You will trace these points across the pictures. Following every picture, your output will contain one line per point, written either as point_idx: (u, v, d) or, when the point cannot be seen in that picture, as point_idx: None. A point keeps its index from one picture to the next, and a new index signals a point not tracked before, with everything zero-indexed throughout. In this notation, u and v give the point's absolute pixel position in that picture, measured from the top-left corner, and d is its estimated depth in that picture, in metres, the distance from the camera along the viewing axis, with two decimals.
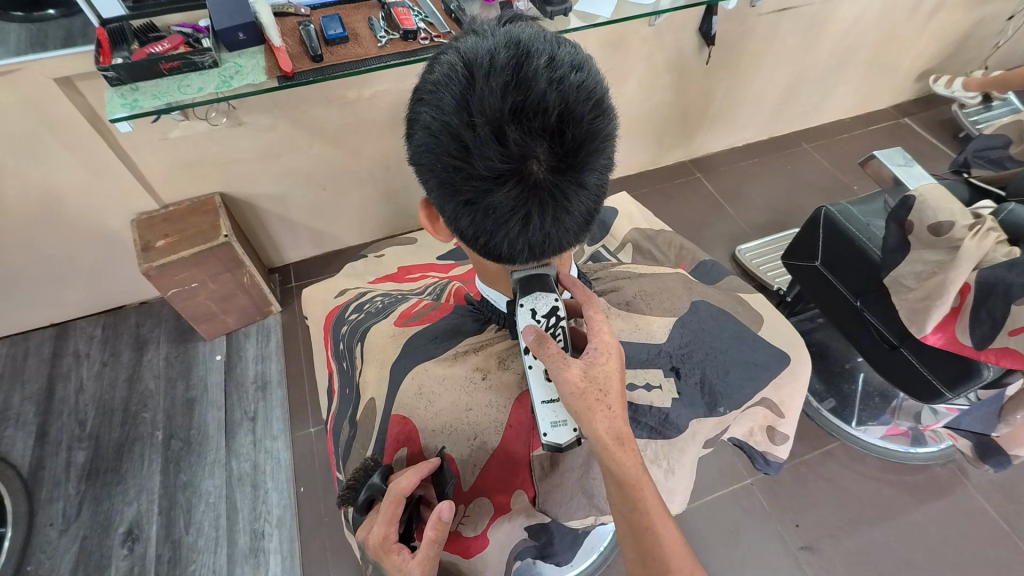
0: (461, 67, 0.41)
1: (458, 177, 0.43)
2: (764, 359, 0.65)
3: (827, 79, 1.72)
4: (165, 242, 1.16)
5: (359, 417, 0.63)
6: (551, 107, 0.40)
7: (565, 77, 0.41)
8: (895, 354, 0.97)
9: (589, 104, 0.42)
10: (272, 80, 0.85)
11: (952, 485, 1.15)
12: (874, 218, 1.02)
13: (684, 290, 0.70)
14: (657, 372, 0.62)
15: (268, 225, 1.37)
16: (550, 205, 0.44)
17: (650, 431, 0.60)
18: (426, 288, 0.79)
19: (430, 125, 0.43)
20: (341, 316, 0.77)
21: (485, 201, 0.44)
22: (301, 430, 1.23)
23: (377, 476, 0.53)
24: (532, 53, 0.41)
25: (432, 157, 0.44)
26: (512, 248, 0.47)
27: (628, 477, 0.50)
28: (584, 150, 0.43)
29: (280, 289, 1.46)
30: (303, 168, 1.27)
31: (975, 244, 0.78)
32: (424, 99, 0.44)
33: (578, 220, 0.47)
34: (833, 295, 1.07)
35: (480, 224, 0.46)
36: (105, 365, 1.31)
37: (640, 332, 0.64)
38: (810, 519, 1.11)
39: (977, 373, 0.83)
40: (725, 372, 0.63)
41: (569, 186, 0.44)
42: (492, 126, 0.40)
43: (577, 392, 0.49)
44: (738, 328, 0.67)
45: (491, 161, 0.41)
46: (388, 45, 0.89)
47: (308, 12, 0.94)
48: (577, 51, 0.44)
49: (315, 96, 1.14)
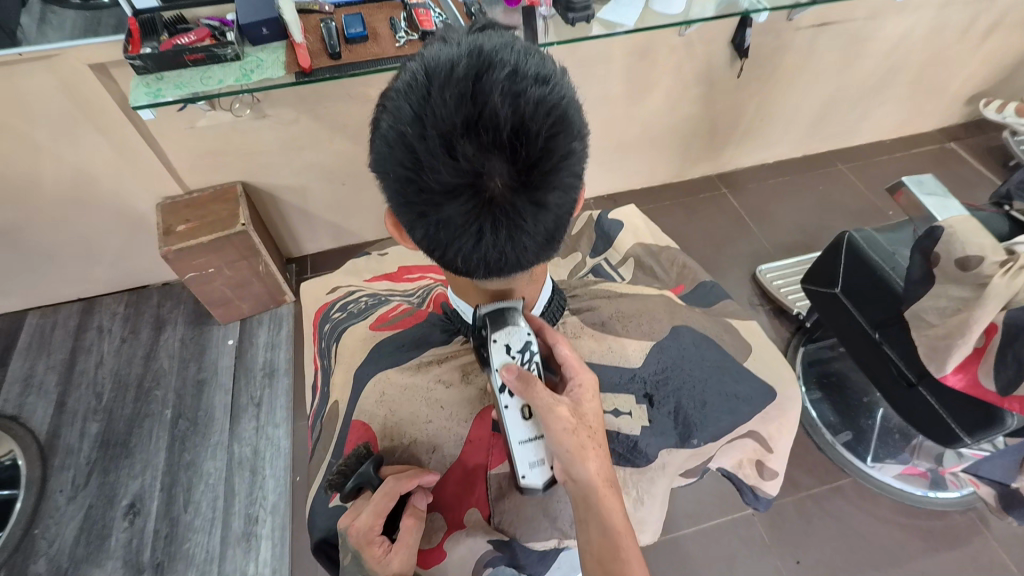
0: (421, 76, 0.41)
1: (410, 190, 0.43)
2: (746, 392, 0.63)
3: (868, 98, 1.65)
4: (185, 227, 1.20)
5: (336, 415, 0.63)
6: (506, 124, 0.39)
7: (523, 92, 0.40)
8: (912, 393, 0.92)
9: (547, 121, 0.41)
10: (291, 75, 0.87)
11: (970, 535, 1.08)
12: (900, 247, 0.97)
13: (668, 312, 0.68)
14: (628, 399, 0.60)
15: (287, 215, 1.40)
16: (504, 222, 0.43)
17: (618, 458, 0.59)
18: (414, 291, 0.79)
19: (386, 133, 0.42)
20: (327, 313, 0.77)
21: (438, 214, 0.43)
22: (302, 419, 1.24)
23: (366, 468, 0.52)
24: (493, 67, 0.40)
25: (386, 167, 0.44)
26: (466, 264, 0.47)
27: (612, 517, 0.52)
28: (542, 169, 0.42)
29: (295, 279, 1.49)
30: (323, 163, 1.29)
31: (1005, 283, 0.72)
32: (385, 106, 0.44)
33: (538, 238, 0.46)
34: (852, 326, 1.02)
35: (435, 236, 0.45)
36: (125, 342, 1.36)
37: (614, 354, 0.62)
38: (812, 556, 1.06)
39: (1001, 421, 0.76)
40: (702, 404, 0.61)
41: (524, 205, 0.43)
42: (443, 142, 0.40)
43: (570, 433, 0.50)
44: (721, 358, 0.64)
45: (442, 175, 0.41)
46: (406, 45, 0.90)
47: (331, 10, 0.95)
48: (545, 65, 0.43)
49: (337, 92, 1.15)
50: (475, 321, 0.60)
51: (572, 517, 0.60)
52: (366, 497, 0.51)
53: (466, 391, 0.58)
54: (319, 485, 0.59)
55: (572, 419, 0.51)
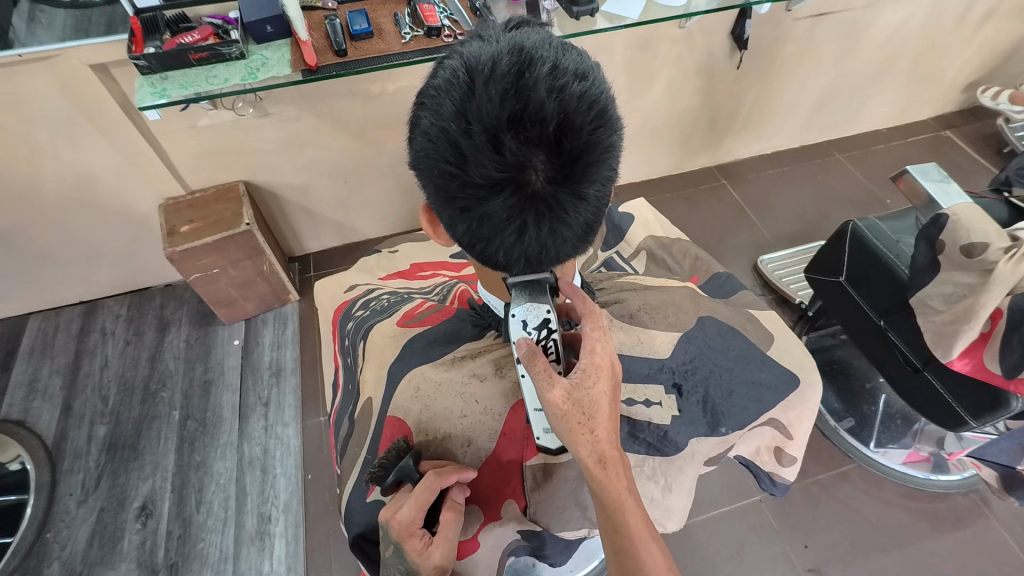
0: (463, 72, 0.41)
1: (454, 186, 0.43)
2: (771, 380, 0.63)
3: (865, 88, 1.66)
4: (189, 227, 1.19)
5: (365, 412, 0.64)
6: (550, 118, 0.40)
7: (566, 87, 0.40)
8: (918, 378, 0.93)
9: (590, 114, 0.41)
10: (296, 73, 0.87)
11: (973, 516, 1.10)
12: (904, 236, 0.98)
13: (693, 305, 0.69)
14: (658, 389, 0.60)
15: (290, 213, 1.39)
16: (547, 216, 0.44)
17: (648, 447, 0.59)
18: (435, 289, 0.79)
19: (428, 130, 0.43)
20: (347, 311, 0.78)
21: (481, 209, 0.43)
22: (311, 418, 1.25)
23: (408, 464, 0.53)
24: (535, 61, 0.40)
25: (428, 163, 0.44)
26: (506, 257, 0.47)
27: (609, 499, 0.50)
28: (584, 161, 0.42)
29: (299, 278, 1.49)
30: (325, 161, 1.29)
31: (1009, 269, 0.74)
32: (424, 101, 0.44)
33: (577, 231, 0.46)
34: (857, 314, 1.03)
35: (476, 231, 0.45)
36: (129, 344, 1.35)
37: (643, 346, 0.63)
38: (820, 541, 1.08)
39: (1005, 404, 0.79)
40: (729, 393, 0.62)
41: (567, 198, 0.43)
42: (488, 137, 0.40)
43: (559, 415, 0.49)
44: (746, 347, 0.65)
45: (487, 170, 0.41)
46: (411, 41, 0.90)
47: (334, 6, 0.95)
48: (583, 58, 0.44)
49: (340, 90, 1.15)
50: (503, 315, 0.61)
51: None
52: (405, 490, 0.52)
53: (502, 385, 0.58)
54: (355, 480, 0.59)
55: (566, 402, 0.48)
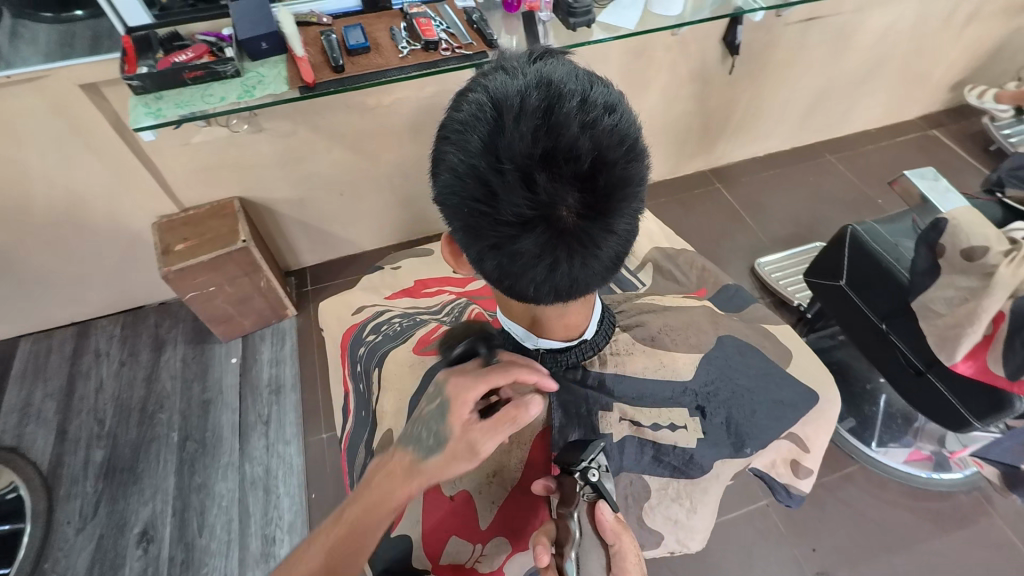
0: (491, 109, 0.41)
1: (485, 223, 0.42)
2: (790, 399, 0.64)
3: (854, 90, 1.68)
4: (184, 245, 1.18)
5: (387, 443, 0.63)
6: (581, 153, 0.40)
7: (595, 120, 0.41)
8: (921, 381, 0.94)
9: (620, 150, 0.41)
10: (294, 90, 0.85)
11: (976, 514, 1.11)
12: (903, 239, 0.98)
13: (710, 325, 0.69)
14: (682, 412, 0.60)
15: (286, 228, 1.38)
16: (579, 250, 0.44)
17: (674, 470, 0.59)
18: (445, 309, 0.78)
19: (456, 167, 0.42)
20: (358, 337, 0.77)
21: (513, 246, 0.43)
22: (314, 435, 1.23)
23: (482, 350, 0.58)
24: (563, 95, 0.41)
25: (455, 199, 0.43)
26: (536, 291, 0.47)
27: None
28: (614, 195, 0.42)
29: (296, 293, 1.47)
30: (321, 175, 1.28)
31: (1009, 272, 0.76)
32: (447, 136, 0.43)
33: (606, 263, 0.47)
34: (858, 319, 1.04)
35: (507, 267, 0.45)
36: (124, 365, 1.33)
37: (665, 369, 0.63)
38: (828, 545, 1.08)
39: (1008, 405, 0.80)
40: (752, 413, 0.62)
41: (599, 232, 0.43)
42: (519, 172, 0.40)
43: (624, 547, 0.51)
44: (765, 364, 0.66)
45: (518, 206, 0.41)
46: (409, 56, 0.90)
47: (330, 21, 0.94)
48: (608, 92, 0.44)
49: (335, 104, 1.14)
50: (528, 344, 0.60)
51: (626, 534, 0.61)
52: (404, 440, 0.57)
53: (528, 415, 0.60)
54: None
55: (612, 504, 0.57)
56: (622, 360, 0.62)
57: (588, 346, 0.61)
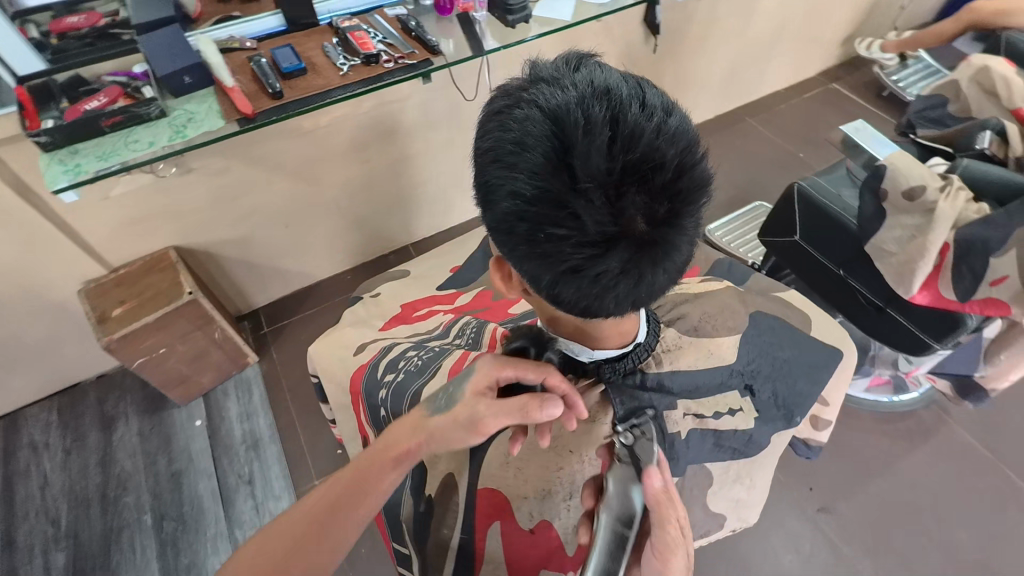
0: (557, 131, 0.41)
1: (567, 248, 0.42)
2: (820, 361, 0.65)
3: (763, 54, 1.79)
4: (122, 309, 1.07)
5: (446, 488, 0.63)
6: (652, 160, 0.41)
7: (658, 125, 0.42)
8: (882, 316, 1.02)
9: (686, 153, 0.43)
10: (232, 123, 0.78)
11: (938, 425, 1.23)
12: (843, 188, 1.05)
13: (741, 304, 0.68)
14: (734, 395, 0.60)
15: (232, 271, 1.28)
16: (659, 258, 0.44)
17: (734, 453, 0.60)
18: (453, 331, 0.76)
19: (529, 195, 0.42)
20: (371, 378, 0.71)
21: (597, 267, 0.43)
22: (305, 484, 1.16)
23: (530, 347, 0.59)
24: (622, 106, 0.42)
25: (525, 223, 0.43)
26: (612, 306, 0.47)
27: None
28: (686, 199, 0.44)
29: (254, 337, 1.37)
30: (264, 209, 1.19)
31: (949, 206, 0.84)
32: (503, 159, 0.43)
33: (678, 267, 0.48)
34: (814, 268, 1.11)
35: (587, 290, 0.45)
36: (70, 454, 1.18)
37: (713, 358, 0.62)
38: (825, 482, 1.17)
39: (962, 324, 0.89)
40: (794, 384, 0.63)
41: (676, 237, 0.44)
42: (597, 186, 0.40)
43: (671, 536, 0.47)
44: (796, 335, 0.66)
45: (600, 222, 0.41)
46: (351, 72, 0.83)
47: (255, 44, 0.85)
48: (656, 99, 0.46)
49: (270, 133, 1.06)
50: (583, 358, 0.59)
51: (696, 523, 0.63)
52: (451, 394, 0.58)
53: (595, 432, 0.57)
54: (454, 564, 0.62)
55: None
56: (674, 356, 0.61)
57: (643, 348, 0.60)
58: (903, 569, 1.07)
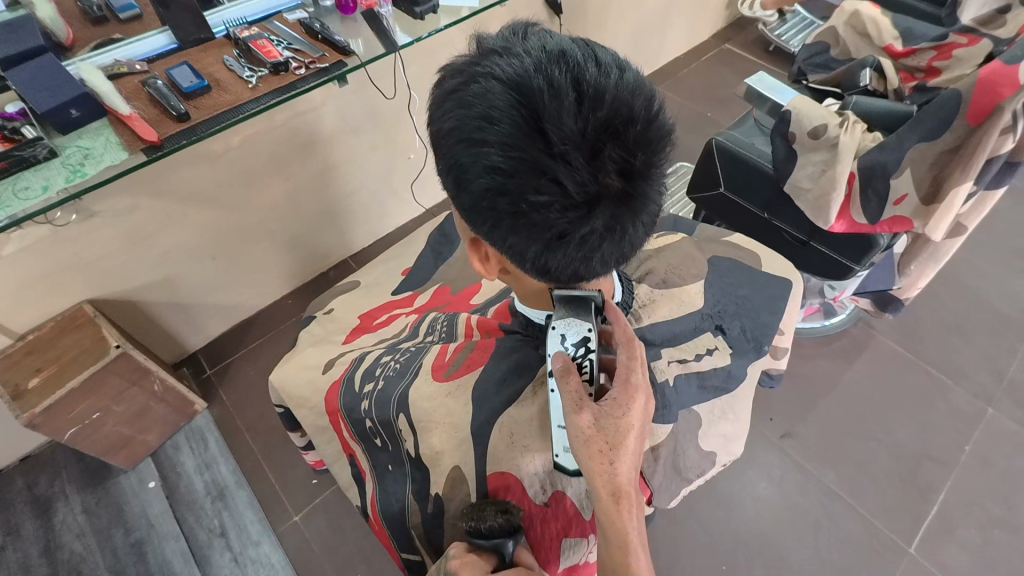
0: (524, 100, 0.42)
1: (553, 213, 0.43)
2: (777, 293, 0.69)
3: (660, 23, 1.86)
4: (41, 380, 0.96)
5: (455, 480, 0.58)
6: (622, 112, 0.42)
7: (618, 80, 0.43)
8: (807, 250, 1.10)
9: (649, 104, 0.45)
10: (138, 155, 0.69)
11: (867, 340, 1.36)
12: (754, 137, 1.13)
13: (699, 252, 0.71)
14: (708, 336, 0.63)
15: (159, 316, 1.18)
16: (638, 210, 0.46)
17: (718, 391, 0.61)
18: (422, 330, 0.75)
19: (508, 167, 0.42)
20: (352, 390, 0.68)
21: (585, 226, 0.44)
22: (284, 523, 1.12)
23: (509, 547, 0.51)
24: (579, 66, 0.43)
25: (506, 196, 0.44)
26: (600, 264, 0.49)
27: (617, 532, 0.48)
28: (656, 149, 0.45)
29: (197, 382, 1.28)
30: (186, 245, 1.11)
31: (848, 138, 0.93)
32: (472, 136, 0.43)
33: (654, 216, 0.50)
34: (741, 216, 1.18)
35: (577, 251, 0.46)
36: (5, 549, 1.05)
37: (685, 306, 0.64)
38: (779, 410, 1.27)
39: (875, 244, 0.99)
40: (757, 317, 0.66)
41: (651, 187, 0.46)
42: (573, 147, 0.41)
43: (582, 440, 0.48)
44: (752, 273, 0.70)
45: (580, 181, 0.42)
46: (261, 83, 0.77)
47: (146, 66, 0.76)
48: (608, 57, 0.47)
49: (179, 162, 0.99)
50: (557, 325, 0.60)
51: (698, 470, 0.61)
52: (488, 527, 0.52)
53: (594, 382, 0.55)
54: None
55: (589, 428, 0.48)
56: (650, 310, 0.63)
57: (623, 306, 0.62)
58: (858, 472, 1.18)
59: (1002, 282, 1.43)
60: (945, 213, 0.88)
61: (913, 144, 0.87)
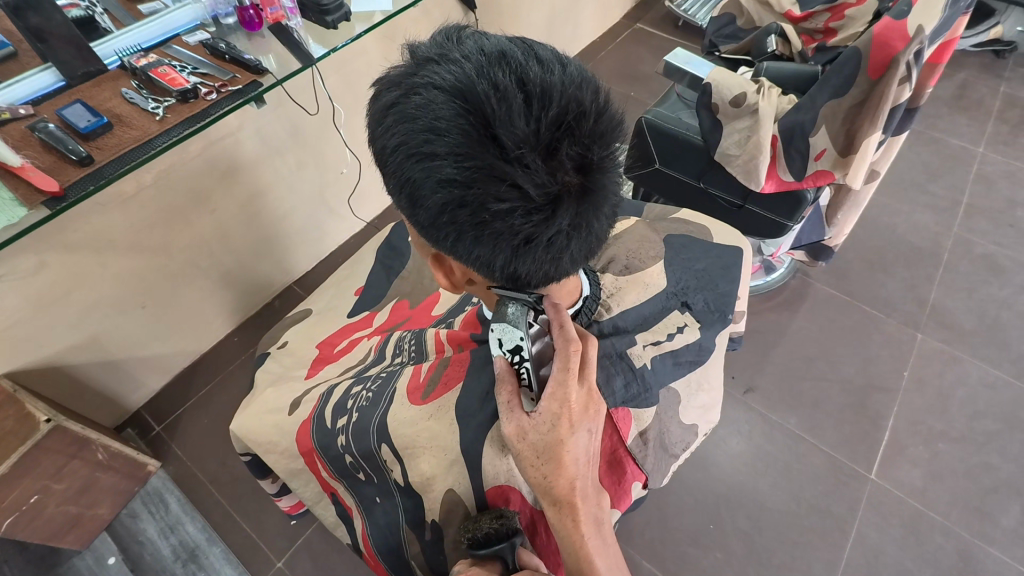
0: (471, 108, 0.41)
1: (516, 220, 0.43)
2: (731, 262, 0.71)
3: (574, 9, 1.89)
4: None
5: (446, 500, 0.56)
6: (572, 106, 0.42)
7: (563, 75, 0.43)
8: (741, 215, 1.16)
9: (597, 96, 0.44)
10: (38, 209, 0.62)
11: (806, 289, 1.44)
12: (681, 111, 1.16)
13: (653, 232, 0.73)
14: (676, 314, 0.64)
15: (90, 378, 1.08)
16: (601, 203, 0.46)
17: (692, 365, 0.63)
18: (389, 352, 0.73)
19: (464, 178, 0.41)
20: (324, 427, 0.65)
21: (550, 228, 0.44)
22: (266, 572, 1.06)
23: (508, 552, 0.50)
24: (522, 66, 0.42)
25: (467, 207, 0.43)
26: (569, 263, 0.49)
27: (564, 540, 0.49)
28: (609, 140, 0.45)
29: (146, 441, 1.19)
30: (108, 299, 1.02)
31: (767, 104, 0.98)
32: (422, 150, 0.42)
33: (615, 206, 0.50)
34: (676, 189, 1.22)
35: (545, 252, 0.46)
36: None
37: (651, 288, 0.65)
38: (737, 367, 1.33)
39: (802, 200, 1.05)
40: (717, 288, 0.68)
41: (609, 178, 0.46)
42: (528, 149, 0.41)
43: (515, 449, 0.49)
44: (706, 247, 0.72)
45: (540, 183, 0.42)
46: (169, 114, 0.70)
47: (31, 110, 0.68)
48: (548, 51, 0.46)
49: (86, 210, 0.90)
50: None
51: (684, 444, 0.63)
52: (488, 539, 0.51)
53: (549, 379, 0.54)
54: None
55: (517, 441, 0.49)
56: (618, 297, 0.64)
57: (591, 300, 0.63)
58: (816, 413, 1.26)
59: (912, 217, 1.56)
60: (860, 164, 0.95)
61: (824, 102, 0.93)
